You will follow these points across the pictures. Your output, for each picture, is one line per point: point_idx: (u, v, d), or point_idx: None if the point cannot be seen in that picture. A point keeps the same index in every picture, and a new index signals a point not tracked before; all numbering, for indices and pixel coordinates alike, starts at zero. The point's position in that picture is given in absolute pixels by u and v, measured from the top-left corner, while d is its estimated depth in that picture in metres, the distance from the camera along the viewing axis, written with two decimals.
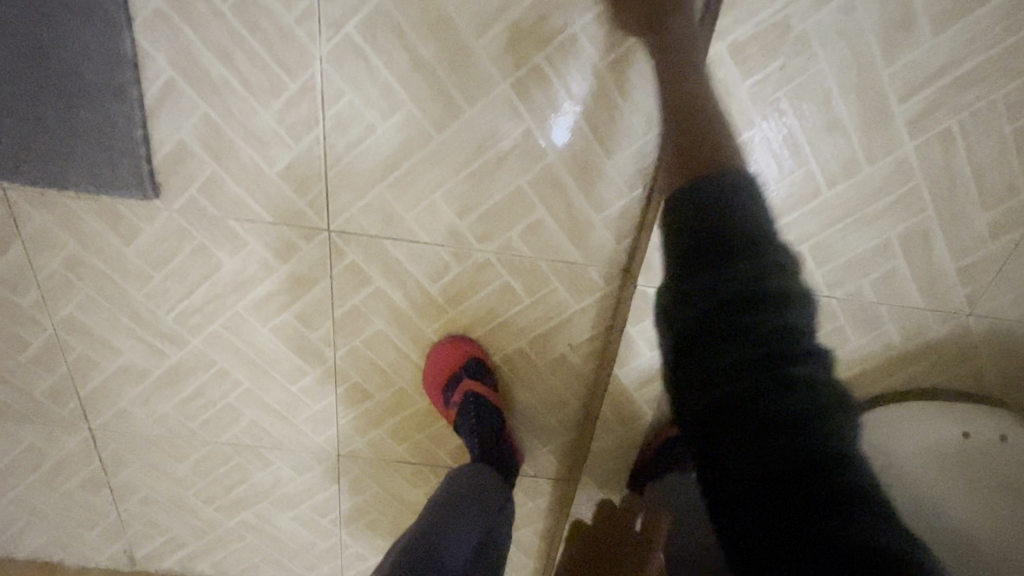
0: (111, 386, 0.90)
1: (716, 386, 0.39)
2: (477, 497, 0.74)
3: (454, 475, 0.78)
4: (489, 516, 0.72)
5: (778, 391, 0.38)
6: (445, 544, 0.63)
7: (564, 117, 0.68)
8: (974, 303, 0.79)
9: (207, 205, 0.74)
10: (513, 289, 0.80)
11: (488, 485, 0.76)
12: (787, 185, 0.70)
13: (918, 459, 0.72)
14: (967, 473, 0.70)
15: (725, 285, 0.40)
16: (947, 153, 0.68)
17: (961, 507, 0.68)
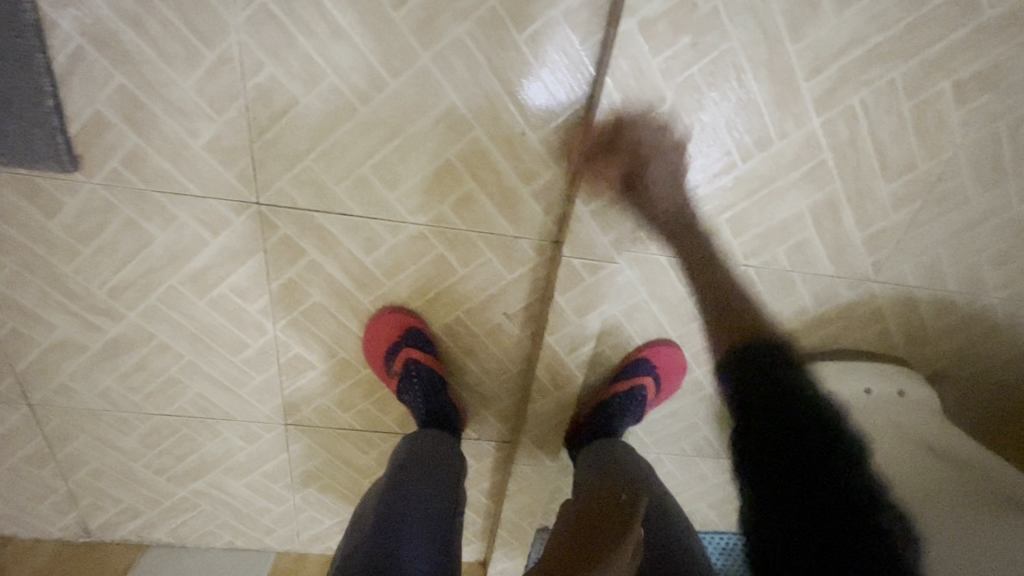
0: (49, 361, 0.90)
1: (772, 473, 0.74)
2: (429, 475, 0.75)
3: (405, 443, 0.82)
4: (445, 496, 0.74)
5: (837, 501, 0.63)
6: (399, 540, 0.64)
7: (490, 93, 0.69)
8: (879, 270, 0.86)
9: (131, 179, 0.73)
10: (449, 261, 0.82)
11: (442, 463, 0.79)
12: (710, 163, 0.74)
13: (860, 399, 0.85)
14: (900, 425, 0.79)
15: (803, 415, 0.77)
16: (852, 129, 0.72)
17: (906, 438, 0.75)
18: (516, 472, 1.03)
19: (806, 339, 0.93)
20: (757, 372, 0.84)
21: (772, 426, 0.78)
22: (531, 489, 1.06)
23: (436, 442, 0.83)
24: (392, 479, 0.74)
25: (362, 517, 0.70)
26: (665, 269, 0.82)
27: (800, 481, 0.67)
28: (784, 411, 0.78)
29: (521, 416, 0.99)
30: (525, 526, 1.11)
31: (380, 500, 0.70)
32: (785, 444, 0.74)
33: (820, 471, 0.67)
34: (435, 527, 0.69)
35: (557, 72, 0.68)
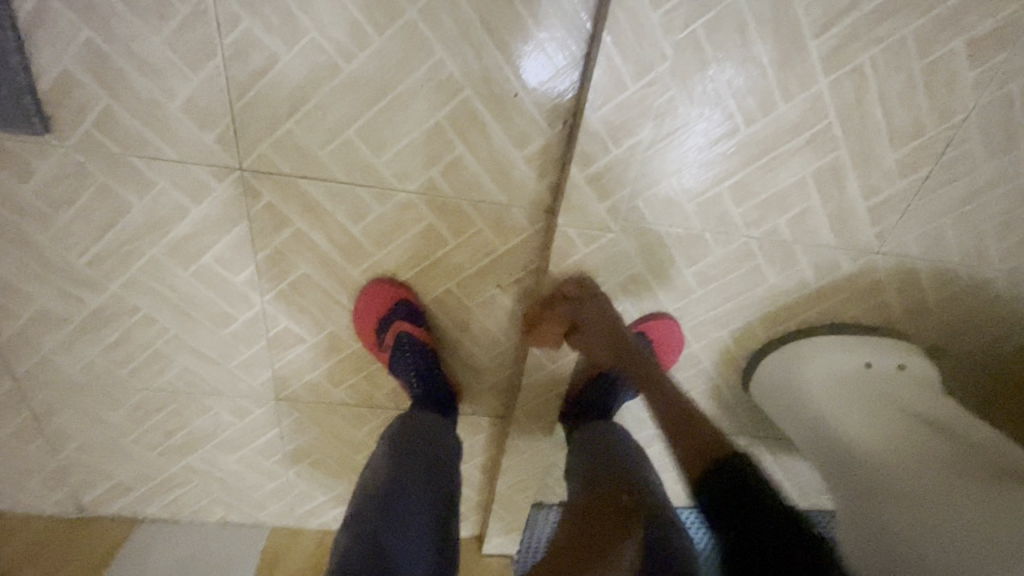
0: (30, 334, 0.88)
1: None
2: (422, 470, 0.73)
3: (394, 425, 0.81)
4: (434, 482, 0.73)
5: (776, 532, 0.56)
6: (393, 546, 0.64)
7: (480, 51, 0.66)
8: (883, 241, 0.83)
9: (105, 142, 0.70)
10: (439, 231, 0.79)
11: (434, 442, 0.79)
12: (708, 126, 0.70)
13: (835, 376, 0.88)
14: (866, 400, 0.83)
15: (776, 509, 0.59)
16: (861, 90, 0.69)
17: (871, 421, 0.80)
18: (510, 448, 1.02)
19: (806, 311, 0.91)
20: (721, 474, 0.64)
21: (733, 514, 0.60)
22: (525, 464, 1.05)
23: (428, 425, 0.81)
24: (386, 462, 0.73)
25: (354, 513, 0.68)
26: (663, 240, 0.80)
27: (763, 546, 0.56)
28: (739, 506, 0.60)
29: (514, 391, 0.98)
30: (520, 501, 1.10)
31: (373, 485, 0.70)
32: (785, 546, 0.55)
33: (753, 512, 0.59)
34: (428, 511, 0.70)
35: (553, 39, 0.65)
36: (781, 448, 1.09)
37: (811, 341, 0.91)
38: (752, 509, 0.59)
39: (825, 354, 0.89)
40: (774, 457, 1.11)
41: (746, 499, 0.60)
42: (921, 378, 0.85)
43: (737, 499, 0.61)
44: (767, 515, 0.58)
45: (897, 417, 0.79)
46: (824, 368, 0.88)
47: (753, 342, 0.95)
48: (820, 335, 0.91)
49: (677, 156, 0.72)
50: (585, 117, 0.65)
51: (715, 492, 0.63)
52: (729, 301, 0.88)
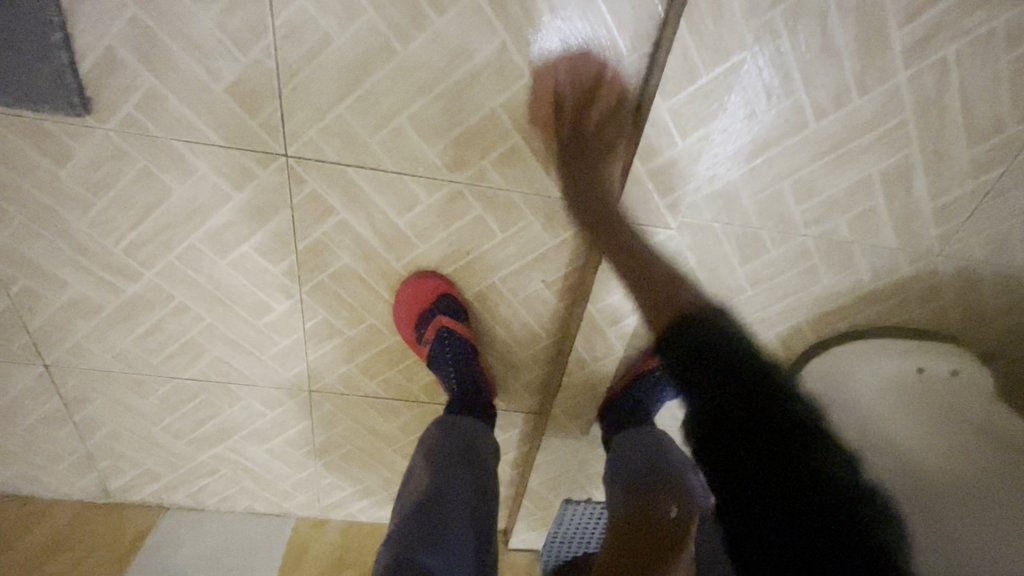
0: (62, 320, 0.86)
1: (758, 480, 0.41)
2: (468, 482, 0.74)
3: (432, 432, 0.80)
4: (478, 502, 0.74)
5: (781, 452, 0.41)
6: (438, 565, 0.64)
7: (543, 36, 0.63)
8: (946, 243, 0.80)
9: (147, 124, 0.67)
10: (486, 223, 0.77)
11: (476, 459, 0.78)
12: (774, 119, 0.67)
13: (886, 377, 0.85)
14: (924, 408, 0.81)
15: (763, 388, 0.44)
16: (942, 85, 0.65)
17: (928, 432, 0.78)
18: (544, 445, 1.01)
19: (858, 313, 0.88)
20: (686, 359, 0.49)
21: (721, 402, 0.45)
22: (559, 462, 1.03)
23: (469, 430, 0.81)
24: (429, 481, 0.73)
25: (398, 532, 0.68)
26: (718, 237, 0.77)
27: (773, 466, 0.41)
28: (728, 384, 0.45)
29: (551, 388, 0.95)
30: (551, 497, 1.09)
31: (418, 505, 0.70)
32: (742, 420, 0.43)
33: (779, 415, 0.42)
34: (472, 535, 0.70)
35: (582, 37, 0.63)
36: None
37: (856, 343, 0.89)
38: (775, 423, 0.42)
39: (879, 359, 0.86)
40: None
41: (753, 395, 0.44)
42: (980, 386, 0.82)
43: (731, 370, 0.46)
44: (787, 419, 0.42)
45: (960, 433, 0.77)
46: (874, 369, 0.86)
47: (799, 343, 0.93)
48: (863, 339, 0.89)
49: (739, 151, 0.69)
50: (654, 105, 0.62)
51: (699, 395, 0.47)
52: (781, 302, 0.86)
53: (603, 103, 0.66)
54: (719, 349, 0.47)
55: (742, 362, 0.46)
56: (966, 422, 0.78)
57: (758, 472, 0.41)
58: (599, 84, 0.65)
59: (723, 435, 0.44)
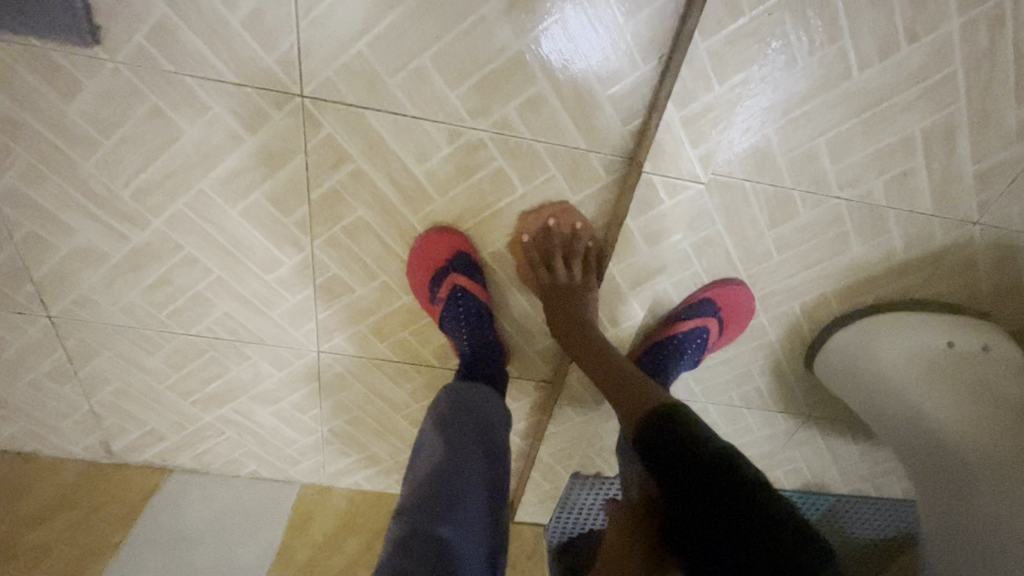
0: (68, 270, 0.83)
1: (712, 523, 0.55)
2: (482, 452, 0.71)
3: (443, 399, 0.77)
4: (493, 473, 0.70)
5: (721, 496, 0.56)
6: (456, 536, 0.61)
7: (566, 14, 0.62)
8: (985, 211, 0.77)
9: (158, 58, 0.65)
10: (508, 177, 0.74)
11: (489, 428, 0.74)
12: (815, 70, 0.64)
13: (905, 355, 0.81)
14: (948, 382, 0.78)
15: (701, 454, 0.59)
16: (995, 36, 0.62)
17: (956, 411, 0.75)
18: (556, 415, 0.98)
19: (885, 286, 0.86)
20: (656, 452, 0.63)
21: (678, 470, 0.60)
22: (571, 433, 1.01)
23: (476, 396, 0.77)
24: (440, 449, 0.70)
25: (410, 500, 0.65)
26: (747, 198, 0.74)
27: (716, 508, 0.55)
28: (686, 475, 0.59)
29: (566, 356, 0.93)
30: (560, 469, 1.07)
31: (430, 474, 0.67)
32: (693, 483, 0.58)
33: (731, 492, 0.55)
34: (487, 507, 0.67)
35: (597, 34, 0.63)
36: (838, 430, 1.05)
37: (877, 319, 0.85)
38: (718, 485, 0.56)
39: (894, 336, 0.82)
40: (830, 440, 1.06)
41: (702, 481, 0.57)
42: (1008, 361, 0.78)
43: (678, 444, 0.61)
44: (726, 480, 0.56)
45: (988, 410, 0.74)
46: (894, 347, 0.82)
47: (823, 316, 0.90)
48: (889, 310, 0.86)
49: (777, 104, 0.66)
50: (692, 44, 0.59)
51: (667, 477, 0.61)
52: (808, 270, 0.83)
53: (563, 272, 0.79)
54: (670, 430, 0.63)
55: (696, 452, 0.60)
56: (992, 394, 0.75)
57: (704, 515, 0.56)
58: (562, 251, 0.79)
59: (679, 491, 0.59)
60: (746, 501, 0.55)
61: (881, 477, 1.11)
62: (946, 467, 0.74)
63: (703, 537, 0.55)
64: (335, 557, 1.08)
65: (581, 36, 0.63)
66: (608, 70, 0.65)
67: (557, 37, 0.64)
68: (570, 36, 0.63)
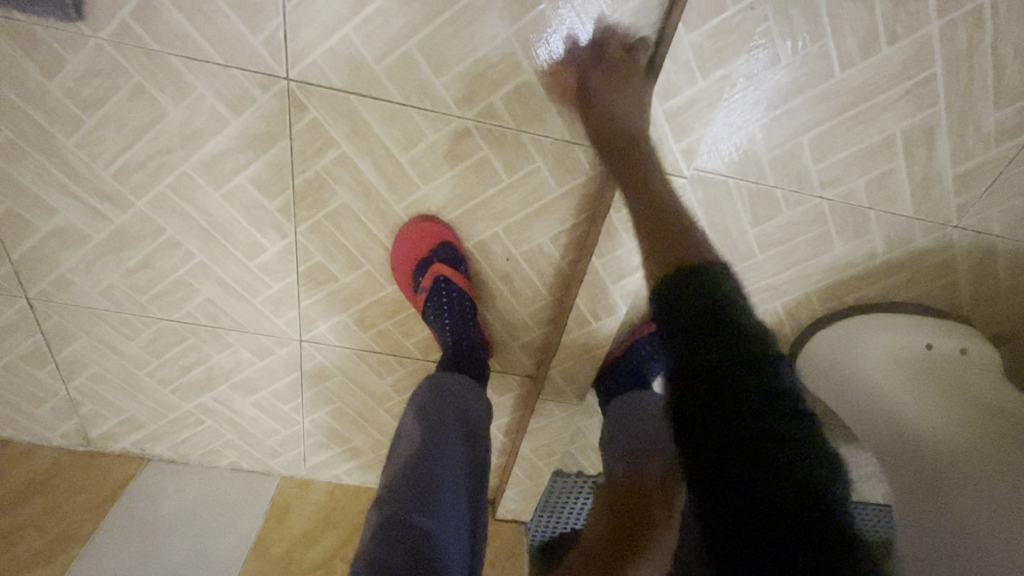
0: (47, 250, 0.82)
1: (710, 438, 0.36)
2: (461, 444, 0.70)
3: (422, 390, 0.76)
4: (471, 464, 0.70)
5: (740, 406, 0.36)
6: (433, 526, 0.60)
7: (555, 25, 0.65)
8: (964, 215, 0.78)
9: (144, 36, 0.65)
10: (493, 166, 0.74)
11: (468, 420, 0.74)
12: (797, 66, 0.65)
13: (885, 353, 0.83)
14: (925, 380, 0.79)
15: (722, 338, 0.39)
16: (973, 39, 0.63)
17: (931, 408, 0.76)
18: (539, 411, 0.98)
19: (866, 287, 0.86)
20: (669, 325, 0.42)
21: (685, 359, 0.40)
22: (554, 429, 1.01)
23: (460, 388, 0.77)
24: (418, 439, 0.69)
25: (388, 492, 0.63)
26: (731, 194, 0.75)
27: (720, 419, 0.36)
28: (690, 365, 0.39)
29: (549, 350, 0.92)
30: (543, 466, 1.06)
31: (407, 465, 0.66)
32: (705, 377, 0.38)
33: (754, 400, 0.36)
34: (465, 498, 0.66)
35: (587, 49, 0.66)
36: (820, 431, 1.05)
37: (858, 318, 0.87)
38: (737, 387, 0.37)
39: (871, 337, 0.84)
40: None
41: (717, 366, 0.38)
42: (986, 362, 0.79)
43: (698, 320, 0.40)
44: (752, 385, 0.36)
45: (965, 407, 0.74)
46: (876, 345, 0.83)
47: (805, 315, 0.90)
48: (869, 312, 0.87)
49: (761, 99, 0.67)
50: (676, 36, 0.60)
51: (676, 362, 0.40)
52: (790, 269, 0.83)
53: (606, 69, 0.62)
54: (702, 301, 0.41)
55: (723, 337, 0.39)
56: (969, 394, 0.75)
57: (704, 432, 0.37)
58: (565, 178, 0.75)
59: (680, 392, 0.39)
60: (772, 412, 0.35)
61: (862, 481, 1.12)
62: (916, 459, 0.74)
63: (710, 459, 0.36)
64: (313, 550, 1.06)
65: (569, 36, 0.65)
66: None
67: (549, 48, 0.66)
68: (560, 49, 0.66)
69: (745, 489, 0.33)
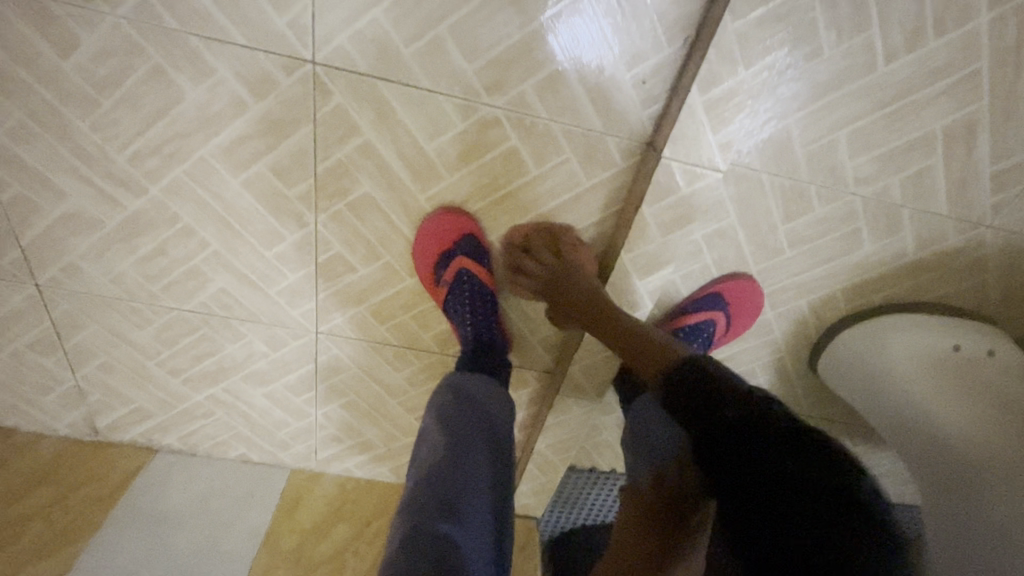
0: (58, 236, 0.80)
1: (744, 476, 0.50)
2: (484, 447, 0.68)
3: (444, 393, 0.75)
4: (495, 467, 0.67)
5: (769, 449, 0.50)
6: (459, 533, 0.59)
7: (575, 6, 0.62)
8: (997, 214, 0.76)
9: (164, 15, 0.62)
10: (521, 157, 0.72)
11: (490, 421, 0.72)
12: (840, 58, 0.62)
13: (909, 354, 0.81)
14: (952, 381, 0.77)
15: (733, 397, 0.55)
16: (1023, 32, 0.61)
17: (955, 411, 0.74)
18: (556, 407, 0.96)
19: (892, 287, 0.85)
20: (674, 391, 0.61)
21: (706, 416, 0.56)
22: (571, 426, 1.00)
23: (477, 387, 0.75)
24: (439, 444, 0.68)
25: (412, 499, 0.63)
26: (763, 190, 0.73)
27: (751, 460, 0.50)
28: (711, 424, 0.55)
29: (569, 347, 0.91)
30: (557, 462, 1.05)
31: (429, 471, 0.65)
32: (732, 432, 0.53)
33: (769, 441, 0.50)
34: (490, 503, 0.64)
35: (600, 33, 0.64)
36: (838, 432, 1.04)
37: (877, 320, 0.85)
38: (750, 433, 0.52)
39: (897, 339, 0.82)
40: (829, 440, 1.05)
41: (734, 421, 0.53)
42: (1015, 366, 0.77)
43: (710, 395, 0.57)
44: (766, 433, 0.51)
45: (990, 413, 0.73)
46: (900, 347, 0.81)
47: (830, 315, 0.89)
48: (897, 311, 0.85)
49: (801, 92, 0.65)
50: (722, 24, 0.59)
51: (682, 419, 0.59)
52: (817, 267, 0.82)
53: (544, 257, 0.77)
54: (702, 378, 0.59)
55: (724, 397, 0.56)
56: (996, 399, 0.73)
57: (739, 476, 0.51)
58: (593, 172, 0.73)
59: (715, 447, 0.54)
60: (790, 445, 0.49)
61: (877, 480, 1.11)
62: (945, 463, 0.73)
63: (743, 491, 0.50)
64: (323, 544, 1.05)
65: (589, 20, 0.63)
66: (605, 67, 0.66)
67: (563, 27, 0.63)
68: (582, 30, 0.64)
69: (790, 519, 0.46)
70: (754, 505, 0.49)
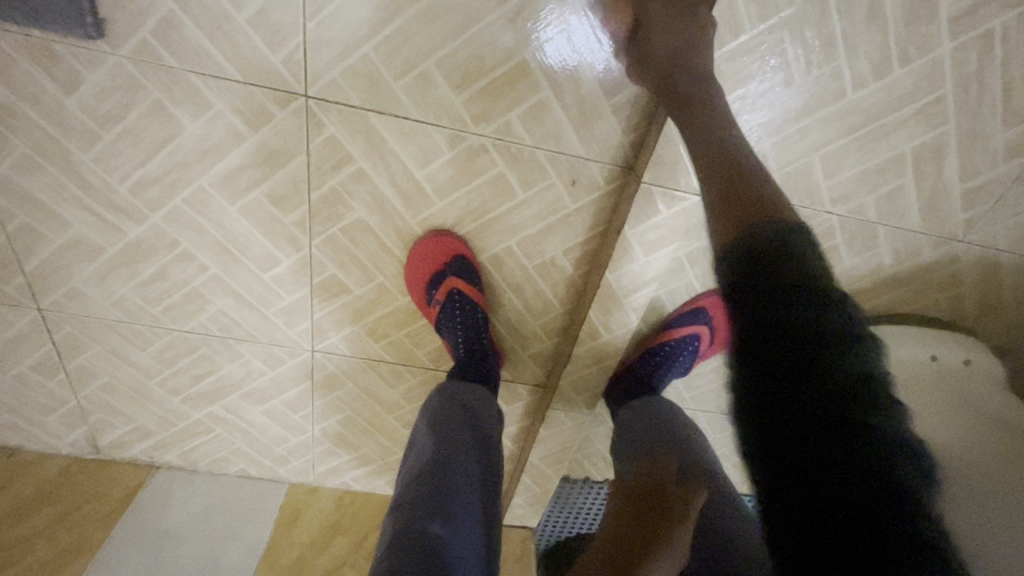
0: (60, 262, 0.82)
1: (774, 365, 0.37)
2: (474, 450, 0.70)
3: (434, 400, 0.77)
4: (484, 470, 0.70)
5: (830, 375, 0.35)
6: (449, 533, 0.60)
7: (573, 25, 0.65)
8: (969, 230, 0.79)
9: (164, 54, 0.66)
10: (509, 181, 0.75)
11: (480, 427, 0.74)
12: (811, 86, 0.65)
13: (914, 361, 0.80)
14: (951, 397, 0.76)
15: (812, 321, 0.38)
16: (983, 61, 0.64)
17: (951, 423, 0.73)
18: (549, 420, 0.99)
19: (871, 302, 0.88)
20: (745, 273, 0.42)
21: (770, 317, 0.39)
22: (563, 438, 1.02)
23: (468, 395, 0.77)
24: (428, 448, 0.69)
25: (403, 502, 0.64)
26: None
27: (782, 350, 0.37)
28: (779, 328, 0.38)
29: (559, 361, 0.93)
30: (551, 473, 1.07)
31: (421, 471, 0.66)
32: (791, 352, 0.37)
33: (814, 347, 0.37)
34: (479, 505, 0.66)
35: (593, 49, 0.66)
36: None
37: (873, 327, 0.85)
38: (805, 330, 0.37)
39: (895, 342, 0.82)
40: None
41: (797, 337, 0.37)
42: (989, 374, 0.80)
43: (795, 310, 0.38)
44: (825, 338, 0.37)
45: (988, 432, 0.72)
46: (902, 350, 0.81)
47: None
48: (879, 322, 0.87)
49: (774, 119, 0.68)
50: None
51: (748, 330, 0.40)
52: None
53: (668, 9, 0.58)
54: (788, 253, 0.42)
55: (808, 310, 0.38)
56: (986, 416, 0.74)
57: (775, 383, 0.37)
58: (579, 193, 0.76)
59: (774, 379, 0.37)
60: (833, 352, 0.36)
61: None
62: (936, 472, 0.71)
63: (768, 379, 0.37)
64: (323, 557, 1.06)
65: (583, 39, 0.66)
66: (586, 88, 0.69)
67: (558, 41, 0.66)
68: (575, 47, 0.66)
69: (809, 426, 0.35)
70: (785, 410, 0.36)
